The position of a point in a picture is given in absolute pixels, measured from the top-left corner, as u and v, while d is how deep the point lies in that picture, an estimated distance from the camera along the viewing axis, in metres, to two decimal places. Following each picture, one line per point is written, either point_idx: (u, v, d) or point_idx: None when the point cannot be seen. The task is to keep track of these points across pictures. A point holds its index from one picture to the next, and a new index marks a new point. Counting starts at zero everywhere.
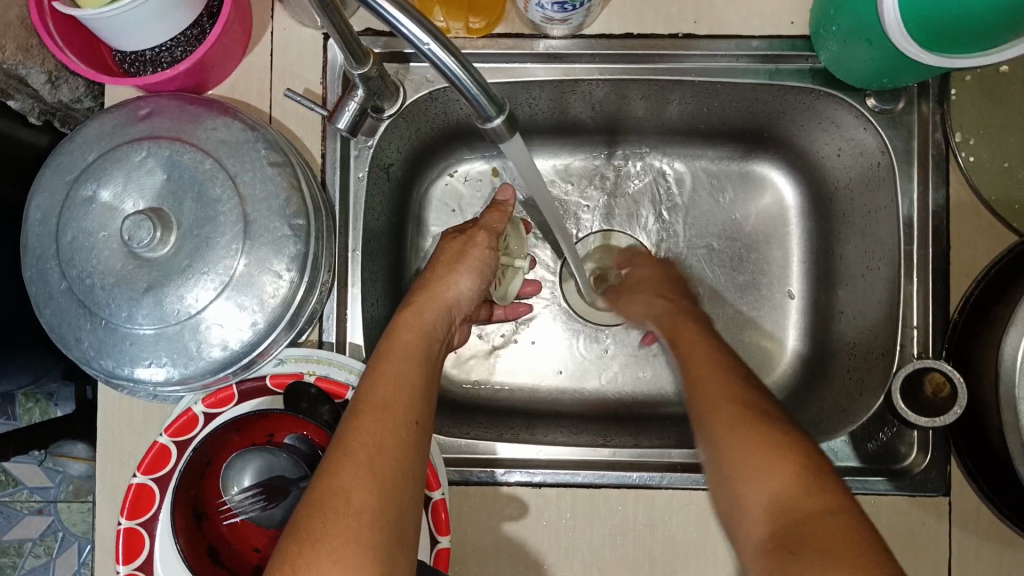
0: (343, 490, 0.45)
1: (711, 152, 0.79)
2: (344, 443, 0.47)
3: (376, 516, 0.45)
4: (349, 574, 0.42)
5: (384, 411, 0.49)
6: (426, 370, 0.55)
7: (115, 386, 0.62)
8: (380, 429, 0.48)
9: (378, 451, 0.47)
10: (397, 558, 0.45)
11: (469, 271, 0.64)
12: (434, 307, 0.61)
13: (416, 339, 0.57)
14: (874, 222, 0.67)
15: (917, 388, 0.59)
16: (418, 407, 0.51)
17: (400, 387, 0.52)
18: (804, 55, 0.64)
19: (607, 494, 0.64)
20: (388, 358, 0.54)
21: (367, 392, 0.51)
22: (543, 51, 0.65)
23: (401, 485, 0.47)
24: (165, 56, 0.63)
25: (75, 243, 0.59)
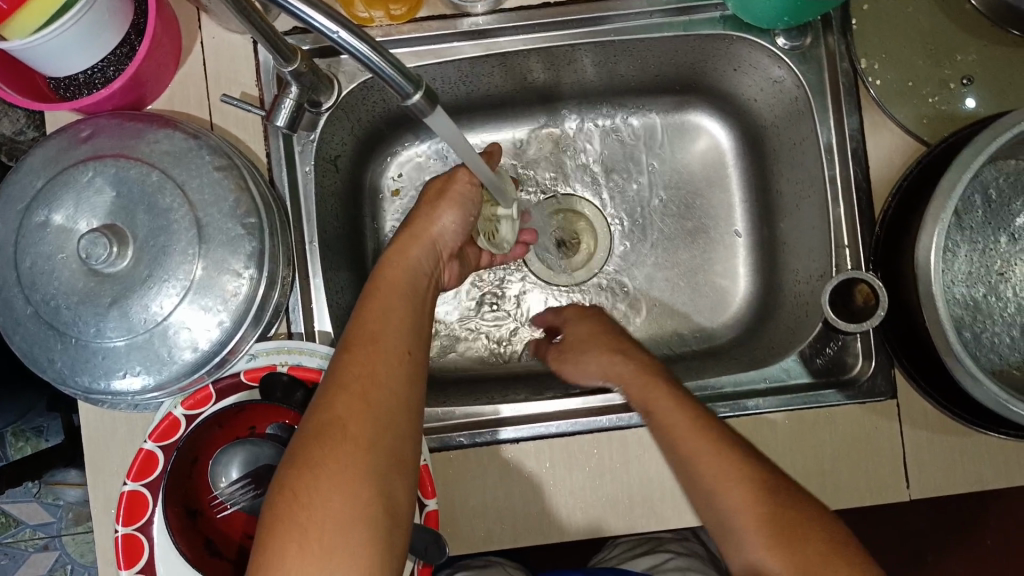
0: (338, 419, 0.49)
1: (645, 108, 0.82)
2: (338, 374, 0.52)
3: (372, 439, 0.49)
4: (345, 492, 0.47)
5: (373, 345, 0.54)
6: (416, 307, 0.59)
7: (94, 401, 0.64)
8: (372, 361, 0.53)
9: (369, 381, 0.52)
10: (391, 476, 0.49)
11: (450, 211, 0.67)
12: (419, 246, 0.64)
13: (406, 278, 0.61)
14: (799, 153, 0.71)
15: (849, 299, 0.63)
16: (408, 339, 0.56)
17: (386, 321, 0.56)
18: (713, 4, 0.67)
19: (581, 440, 0.68)
20: (377, 296, 0.58)
21: (357, 329, 0.55)
22: (466, 29, 0.68)
23: (393, 411, 0.51)
24: (98, 77, 0.64)
25: (36, 269, 0.60)
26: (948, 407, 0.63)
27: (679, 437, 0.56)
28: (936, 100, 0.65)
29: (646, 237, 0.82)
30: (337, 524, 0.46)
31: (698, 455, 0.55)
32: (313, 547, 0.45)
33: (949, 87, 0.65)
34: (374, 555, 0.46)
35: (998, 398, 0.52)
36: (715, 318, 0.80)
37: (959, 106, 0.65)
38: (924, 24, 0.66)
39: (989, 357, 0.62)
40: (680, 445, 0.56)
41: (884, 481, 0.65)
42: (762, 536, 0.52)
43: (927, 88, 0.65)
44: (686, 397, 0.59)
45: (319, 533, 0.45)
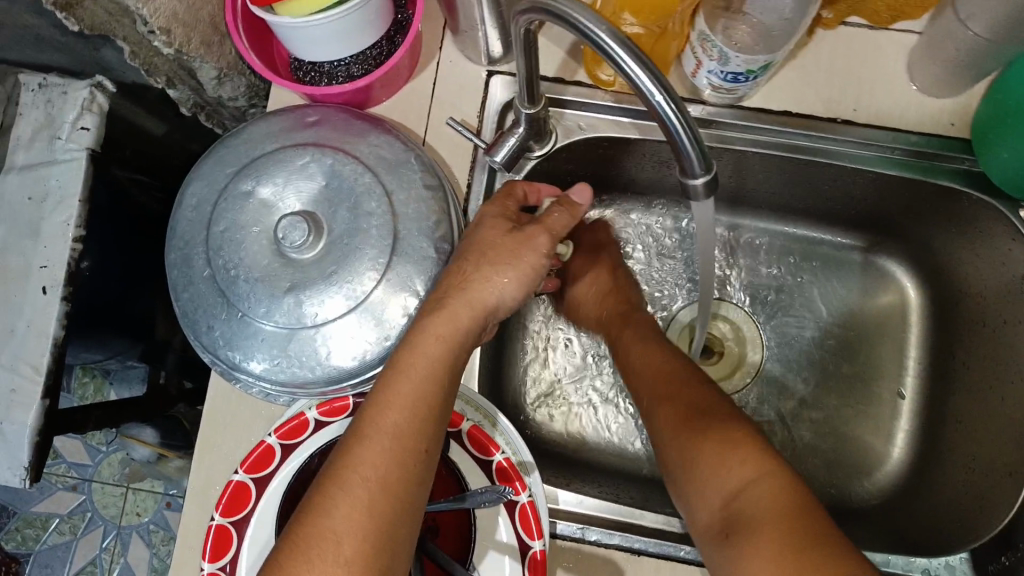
0: (333, 535, 0.46)
1: (834, 238, 0.79)
2: (342, 475, 0.48)
3: (367, 561, 0.46)
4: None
5: (390, 445, 0.49)
6: (446, 393, 0.53)
7: (230, 379, 0.62)
8: (383, 466, 0.48)
9: (378, 492, 0.47)
10: None
11: (516, 276, 0.57)
12: (468, 312, 0.55)
13: (441, 355, 0.53)
14: (1010, 333, 0.65)
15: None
16: (427, 438, 0.50)
17: (407, 415, 0.50)
18: (962, 158, 0.64)
19: (707, 573, 0.62)
20: (403, 378, 0.51)
21: (373, 417, 0.50)
22: (695, 115, 0.65)
23: (395, 532, 0.47)
24: (341, 70, 0.65)
25: (226, 234, 0.60)
26: None
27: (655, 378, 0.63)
28: None
29: (798, 372, 0.77)
30: None
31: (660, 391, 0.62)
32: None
33: None
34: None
35: None
36: (857, 478, 0.74)
37: None
38: None
39: None
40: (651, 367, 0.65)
41: None
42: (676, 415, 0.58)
43: None
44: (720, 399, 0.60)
45: None
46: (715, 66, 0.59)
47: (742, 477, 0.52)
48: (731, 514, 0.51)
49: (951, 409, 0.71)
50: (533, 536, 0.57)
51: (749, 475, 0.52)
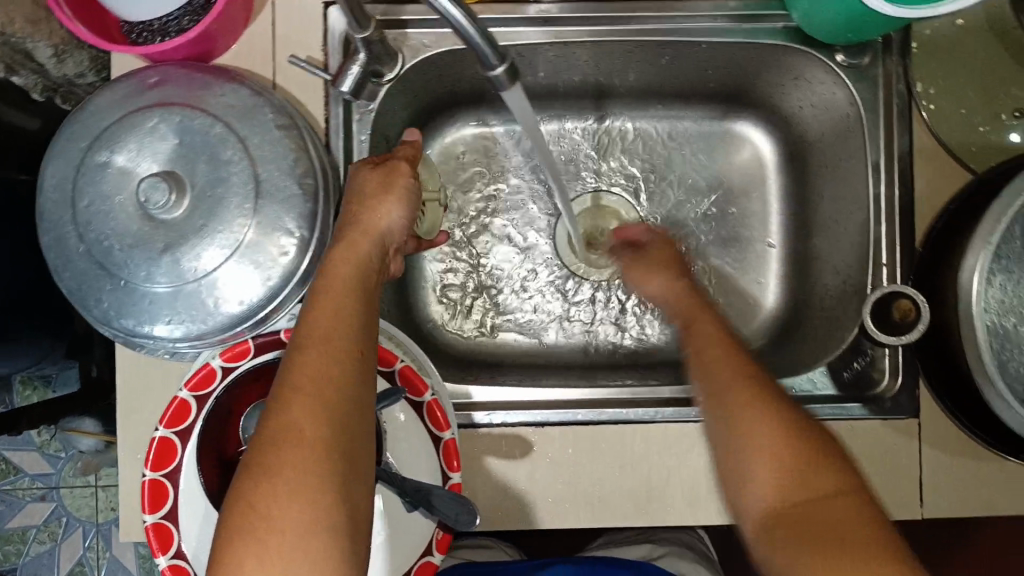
0: (292, 424, 0.46)
1: (695, 112, 0.82)
2: (287, 380, 0.47)
3: (330, 449, 0.46)
4: (307, 497, 0.44)
5: (326, 342, 0.49)
6: (368, 300, 0.53)
7: (133, 345, 0.65)
8: (325, 360, 0.49)
9: (327, 381, 0.48)
10: (355, 486, 0.46)
11: (400, 202, 0.59)
12: (368, 236, 0.57)
13: (356, 272, 0.54)
14: (846, 170, 0.72)
15: (886, 314, 0.62)
16: (361, 336, 0.51)
17: (337, 319, 0.51)
18: (777, 15, 0.68)
19: (606, 431, 0.69)
20: (323, 295, 0.52)
21: (307, 325, 0.50)
22: (532, 15, 0.67)
23: (352, 415, 0.48)
24: (172, 26, 0.64)
25: (92, 208, 0.61)
26: (947, 408, 0.65)
27: (724, 360, 0.55)
28: (986, 130, 0.66)
29: (683, 240, 0.83)
30: (298, 533, 0.44)
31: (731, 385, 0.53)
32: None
33: (1001, 119, 0.66)
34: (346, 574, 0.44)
35: None
36: (745, 325, 0.81)
37: (1009, 139, 0.66)
38: (981, 56, 0.67)
39: (1015, 386, 0.66)
40: (722, 364, 0.55)
41: (903, 498, 0.66)
42: (773, 445, 0.50)
43: (978, 118, 0.67)
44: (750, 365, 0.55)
45: (280, 544, 0.43)
46: None
47: (832, 492, 0.47)
48: (788, 512, 0.47)
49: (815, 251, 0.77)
50: (443, 428, 0.63)
51: (824, 485, 0.47)
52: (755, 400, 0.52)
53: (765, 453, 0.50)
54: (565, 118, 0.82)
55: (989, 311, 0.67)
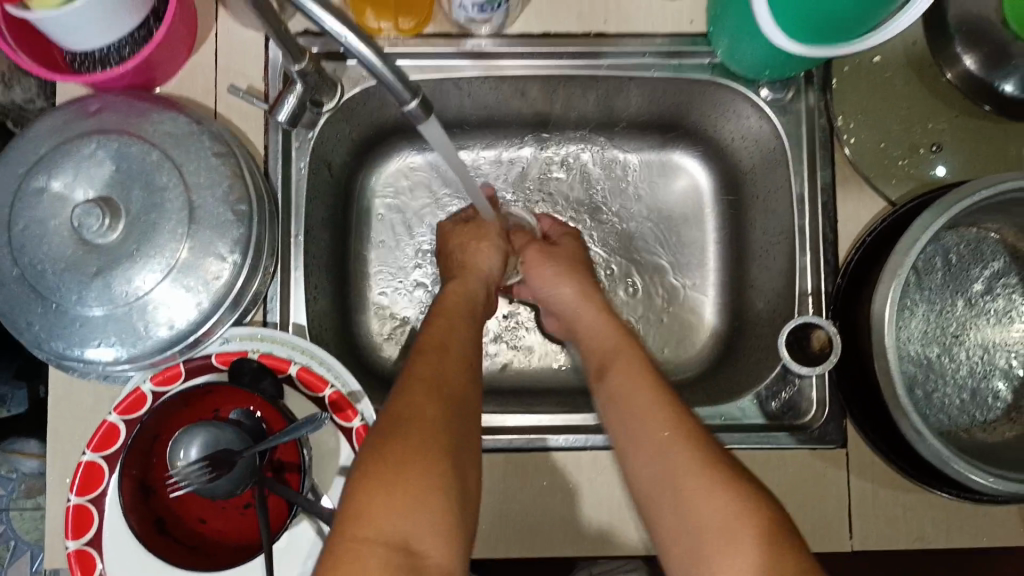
0: (414, 400, 0.53)
1: (634, 143, 0.84)
2: (412, 372, 0.56)
3: (456, 427, 0.53)
4: (429, 459, 0.49)
5: (441, 349, 0.59)
6: (473, 324, 0.65)
7: (65, 368, 0.65)
8: (441, 361, 0.57)
9: (443, 375, 0.56)
10: (467, 462, 0.52)
11: (488, 249, 0.74)
12: (474, 277, 0.71)
13: (461, 304, 0.67)
14: (775, 200, 0.74)
15: (805, 342, 0.65)
16: (468, 351, 0.61)
17: (450, 336, 0.61)
18: (704, 51, 0.70)
19: (537, 459, 0.69)
20: (441, 319, 0.63)
21: (424, 338, 0.60)
22: (469, 49, 0.70)
23: (466, 405, 0.55)
24: (113, 56, 0.66)
25: (27, 232, 0.62)
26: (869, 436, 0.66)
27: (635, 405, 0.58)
28: (904, 162, 0.69)
29: (623, 267, 0.84)
30: (420, 489, 0.48)
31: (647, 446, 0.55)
32: (405, 521, 0.47)
33: (919, 152, 0.69)
34: (459, 532, 0.49)
35: (937, 450, 0.56)
36: (682, 352, 0.82)
37: (930, 172, 0.68)
38: (900, 90, 0.70)
39: (937, 415, 0.67)
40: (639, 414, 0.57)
41: (831, 528, 0.66)
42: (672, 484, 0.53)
43: (898, 151, 0.69)
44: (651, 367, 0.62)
45: (405, 496, 0.48)
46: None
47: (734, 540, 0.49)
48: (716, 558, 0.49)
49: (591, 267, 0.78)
50: None
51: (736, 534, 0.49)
52: (643, 377, 0.59)
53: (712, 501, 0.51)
54: (508, 146, 0.85)
55: (911, 343, 0.69)
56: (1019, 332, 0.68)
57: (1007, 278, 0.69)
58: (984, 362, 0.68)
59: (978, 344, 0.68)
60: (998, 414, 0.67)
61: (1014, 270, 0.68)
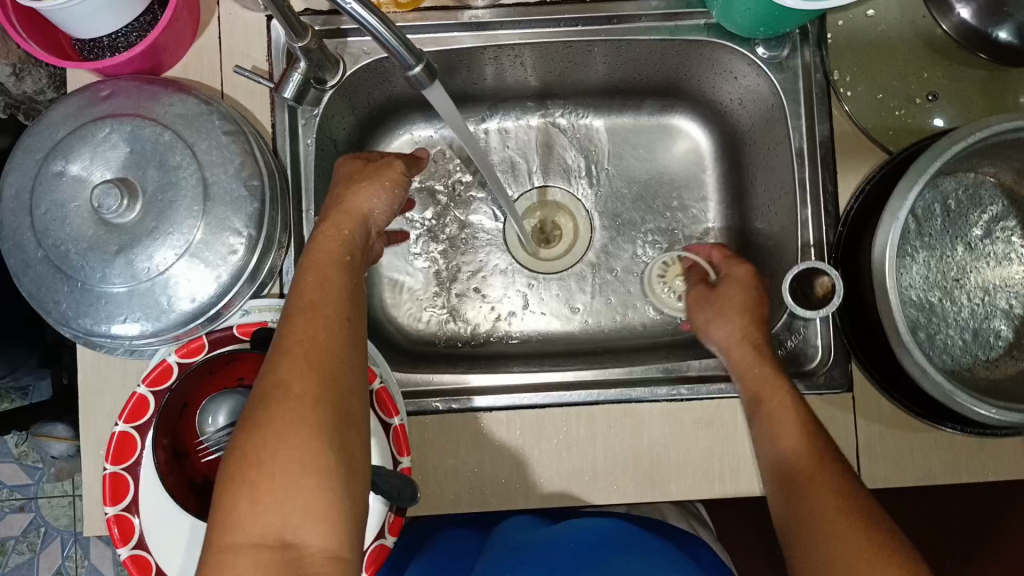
0: (280, 381, 0.49)
1: (633, 109, 0.86)
2: (282, 341, 0.51)
3: (328, 400, 0.49)
4: (296, 447, 0.46)
5: (313, 310, 0.53)
6: (350, 276, 0.58)
7: (93, 345, 0.68)
8: (312, 327, 0.52)
9: (313, 342, 0.51)
10: (347, 436, 0.49)
11: (377, 193, 0.67)
12: (351, 221, 0.63)
13: (339, 247, 0.60)
14: (774, 157, 0.75)
15: (809, 290, 0.67)
16: (346, 307, 0.55)
17: (325, 291, 0.55)
18: (698, 13, 0.72)
19: (552, 413, 0.71)
20: (310, 273, 0.57)
21: (295, 299, 0.54)
22: (467, 21, 0.71)
23: (340, 375, 0.51)
24: (122, 41, 0.67)
25: (49, 215, 0.64)
26: (874, 379, 0.68)
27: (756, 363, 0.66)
28: (901, 113, 0.70)
29: (627, 230, 0.86)
30: (293, 478, 0.46)
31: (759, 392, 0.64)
32: (280, 513, 0.45)
33: (915, 102, 0.70)
34: (340, 512, 0.47)
35: (941, 386, 0.58)
36: None
37: (929, 122, 0.69)
38: (893, 42, 0.71)
39: (942, 357, 0.68)
40: (748, 366, 0.66)
41: None
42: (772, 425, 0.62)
43: (895, 102, 0.70)
44: (801, 398, 0.62)
45: (280, 487, 0.46)
46: None
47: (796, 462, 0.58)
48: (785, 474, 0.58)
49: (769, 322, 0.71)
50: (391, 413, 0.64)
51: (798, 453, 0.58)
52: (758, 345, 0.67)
53: (790, 430, 0.60)
54: (510, 118, 0.86)
55: (915, 286, 0.70)
56: (1018, 273, 0.69)
57: (1006, 222, 0.70)
58: (985, 303, 0.69)
59: (978, 287, 0.70)
60: (1000, 352, 0.68)
61: (1012, 213, 0.69)
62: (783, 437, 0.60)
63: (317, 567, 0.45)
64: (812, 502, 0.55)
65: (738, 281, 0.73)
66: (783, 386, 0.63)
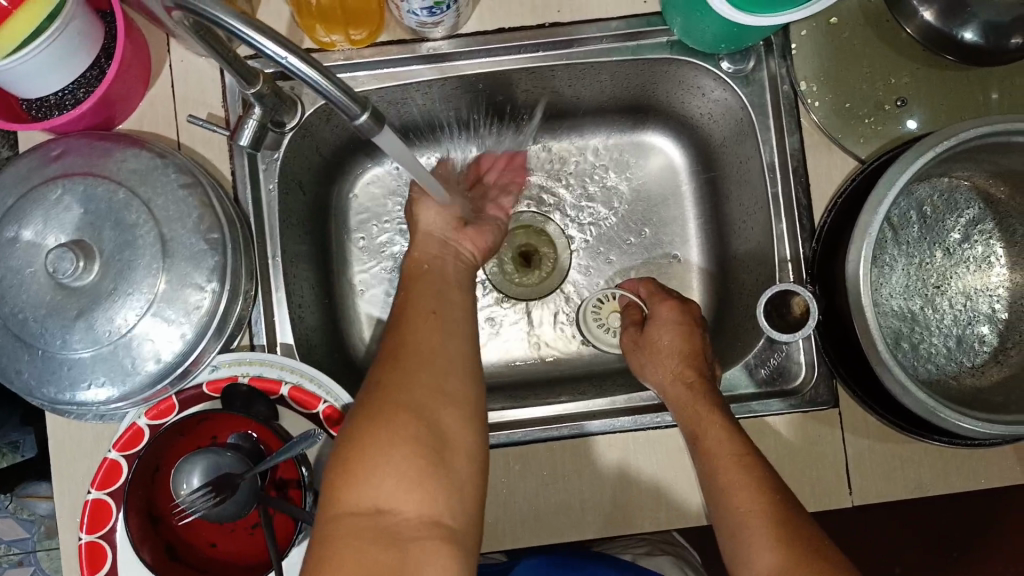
0: (381, 375, 0.56)
1: (603, 128, 0.84)
2: (389, 340, 0.59)
3: (420, 387, 0.54)
4: (394, 425, 0.52)
5: (415, 313, 0.60)
6: (444, 284, 0.65)
7: (61, 411, 0.66)
8: (412, 325, 0.59)
9: (411, 340, 0.58)
10: (445, 415, 0.54)
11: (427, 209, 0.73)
12: (428, 241, 0.70)
13: (423, 266, 0.67)
14: (747, 171, 0.74)
15: (784, 310, 0.66)
16: (436, 307, 0.61)
17: (425, 296, 0.62)
18: (659, 30, 0.70)
19: (535, 450, 0.70)
20: (410, 287, 0.64)
21: (401, 304, 0.62)
22: (426, 52, 0.70)
23: (436, 364, 0.56)
24: (69, 98, 0.65)
25: (4, 283, 0.62)
26: (858, 395, 0.66)
27: (689, 399, 0.66)
28: (871, 120, 0.68)
29: (604, 251, 0.84)
30: (386, 454, 0.51)
31: (699, 427, 0.63)
32: (377, 486, 0.50)
33: (884, 108, 0.68)
34: (430, 483, 0.51)
35: (924, 401, 0.56)
36: None
37: (899, 127, 0.68)
38: (859, 48, 0.69)
39: (925, 367, 0.67)
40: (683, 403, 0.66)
41: (832, 488, 0.67)
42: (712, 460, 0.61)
43: (864, 109, 0.69)
44: (734, 426, 0.63)
45: (378, 465, 0.51)
46: (411, 6, 0.62)
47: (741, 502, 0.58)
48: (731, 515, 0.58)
49: (709, 357, 0.71)
50: None
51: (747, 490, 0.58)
52: (695, 379, 0.67)
53: (730, 466, 0.60)
54: (478, 146, 0.85)
55: (895, 297, 0.69)
56: (999, 276, 0.68)
57: (983, 225, 0.68)
58: (967, 309, 0.68)
59: (960, 293, 0.68)
60: (985, 358, 0.67)
61: (990, 215, 0.68)
62: (720, 476, 0.60)
63: (413, 533, 0.50)
64: (749, 539, 0.56)
65: (662, 321, 0.73)
66: (716, 416, 0.63)
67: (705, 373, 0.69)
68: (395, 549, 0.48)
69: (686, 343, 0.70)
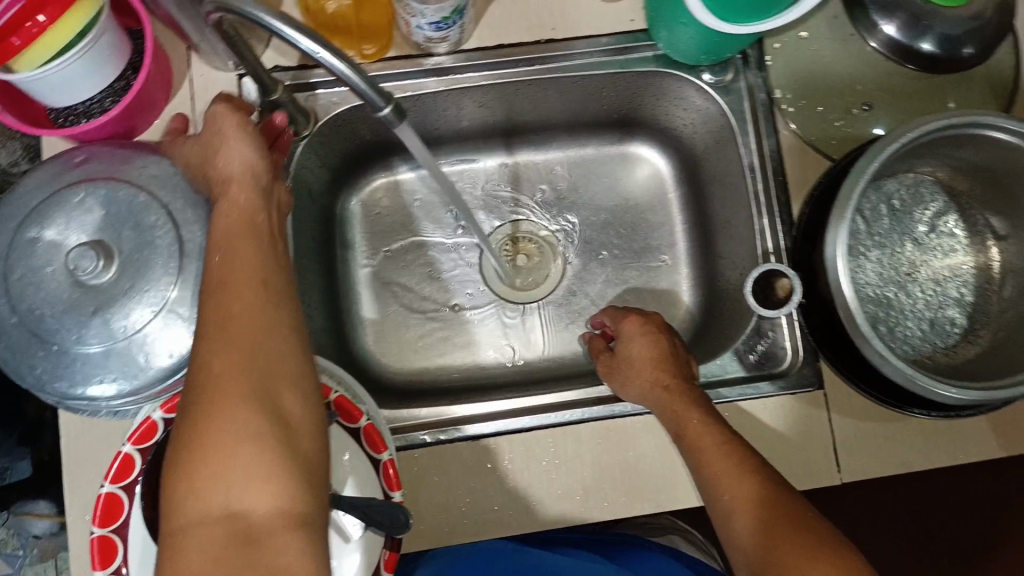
0: (204, 362, 0.48)
1: (594, 141, 0.90)
2: (204, 318, 0.50)
3: (254, 372, 0.48)
4: (231, 419, 0.45)
5: (227, 287, 0.51)
6: (262, 241, 0.56)
7: (70, 408, 0.67)
8: (228, 301, 0.50)
9: (233, 316, 0.49)
10: (283, 397, 0.48)
11: (231, 150, 0.61)
12: (243, 188, 0.59)
13: (243, 218, 0.57)
14: (727, 172, 0.79)
15: (770, 293, 0.69)
16: (259, 274, 0.53)
17: (240, 259, 0.53)
18: (646, 45, 0.76)
19: (537, 436, 0.70)
20: (220, 245, 0.55)
21: (209, 275, 0.53)
22: (429, 66, 0.75)
23: (266, 345, 0.49)
24: (95, 108, 0.70)
25: (24, 280, 0.64)
26: (844, 374, 0.69)
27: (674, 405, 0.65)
28: (842, 123, 0.74)
29: (596, 255, 0.88)
30: (228, 450, 0.45)
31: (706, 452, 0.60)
32: (221, 485, 0.44)
33: (852, 112, 0.74)
34: (281, 474, 0.46)
35: (905, 373, 0.59)
36: None
37: (867, 129, 0.74)
38: (826, 59, 0.76)
39: (903, 348, 0.70)
40: (660, 403, 0.66)
41: (822, 468, 0.69)
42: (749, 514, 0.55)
43: (834, 113, 0.75)
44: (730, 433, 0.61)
45: (218, 462, 0.44)
46: (420, 21, 0.67)
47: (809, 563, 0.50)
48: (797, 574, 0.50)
49: (683, 357, 0.70)
50: (380, 449, 0.61)
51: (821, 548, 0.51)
52: (668, 381, 0.67)
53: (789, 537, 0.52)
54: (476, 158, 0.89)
55: (872, 284, 0.72)
56: (966, 262, 0.72)
57: (948, 216, 0.73)
58: (938, 294, 0.72)
59: (930, 278, 0.73)
60: (957, 338, 0.71)
61: (953, 207, 0.73)
62: None
63: (266, 527, 0.44)
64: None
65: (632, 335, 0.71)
66: (693, 412, 0.63)
67: (681, 372, 0.68)
68: (249, 549, 0.43)
69: (653, 349, 0.69)
